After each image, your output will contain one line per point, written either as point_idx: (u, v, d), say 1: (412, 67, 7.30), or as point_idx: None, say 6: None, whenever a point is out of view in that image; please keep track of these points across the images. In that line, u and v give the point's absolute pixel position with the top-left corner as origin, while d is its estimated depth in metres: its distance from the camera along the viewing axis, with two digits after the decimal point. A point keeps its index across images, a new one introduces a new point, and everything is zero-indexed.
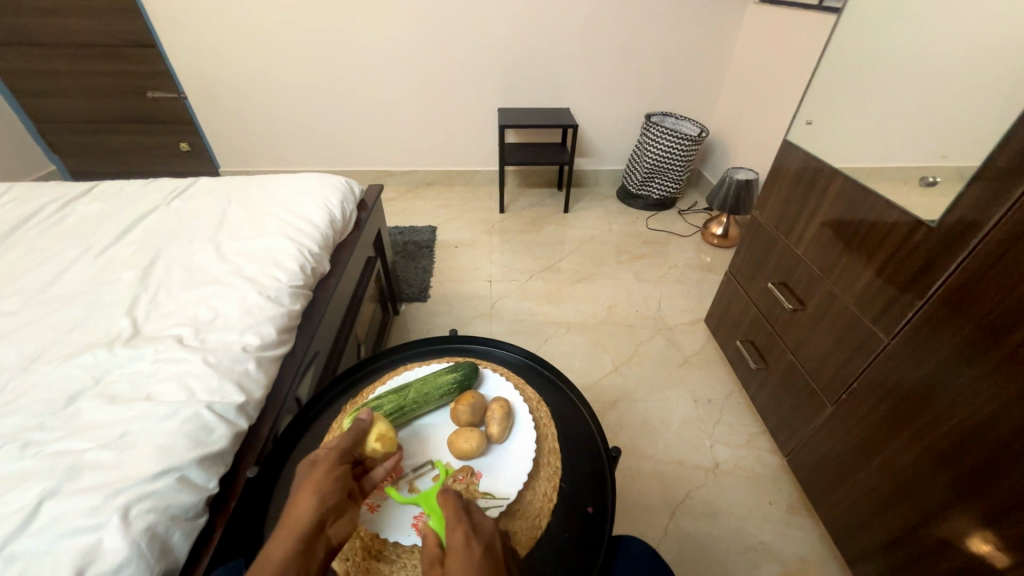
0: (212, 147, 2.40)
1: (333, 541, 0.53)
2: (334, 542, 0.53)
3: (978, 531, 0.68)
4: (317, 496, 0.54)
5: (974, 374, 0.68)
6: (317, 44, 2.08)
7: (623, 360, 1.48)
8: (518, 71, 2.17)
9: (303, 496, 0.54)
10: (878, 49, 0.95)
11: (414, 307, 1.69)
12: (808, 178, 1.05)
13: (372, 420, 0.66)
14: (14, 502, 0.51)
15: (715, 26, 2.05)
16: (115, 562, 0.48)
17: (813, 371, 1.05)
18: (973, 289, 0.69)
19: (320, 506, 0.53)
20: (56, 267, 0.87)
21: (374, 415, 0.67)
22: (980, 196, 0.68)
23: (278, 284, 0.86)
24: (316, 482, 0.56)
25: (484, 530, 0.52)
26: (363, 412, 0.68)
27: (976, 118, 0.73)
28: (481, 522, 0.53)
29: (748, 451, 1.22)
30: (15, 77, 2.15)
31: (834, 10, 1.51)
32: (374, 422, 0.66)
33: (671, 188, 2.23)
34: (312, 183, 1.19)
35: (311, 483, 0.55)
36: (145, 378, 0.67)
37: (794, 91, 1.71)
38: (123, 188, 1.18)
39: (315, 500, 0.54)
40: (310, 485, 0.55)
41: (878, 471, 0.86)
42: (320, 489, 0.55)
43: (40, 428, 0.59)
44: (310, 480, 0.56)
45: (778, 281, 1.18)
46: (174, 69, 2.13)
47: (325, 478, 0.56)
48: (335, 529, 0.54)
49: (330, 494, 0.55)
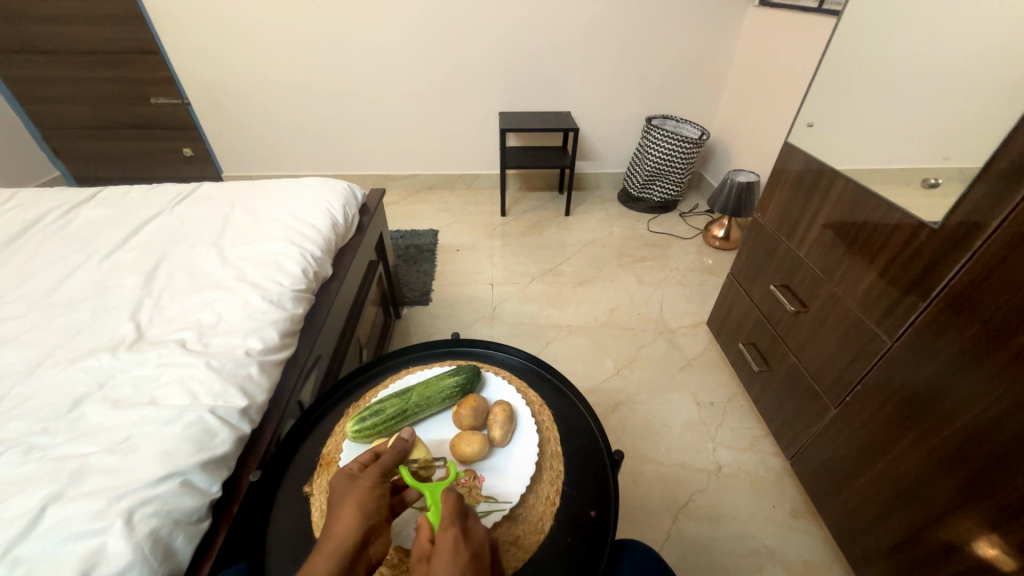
0: (215, 152, 2.42)
1: (374, 558, 0.52)
2: (374, 558, 0.52)
3: (985, 535, 0.68)
4: (363, 514, 0.53)
5: (979, 376, 0.67)
6: (319, 49, 2.09)
7: (625, 362, 1.48)
8: (519, 75, 2.18)
9: (347, 511, 0.53)
10: (878, 51, 0.95)
11: (415, 310, 1.70)
12: (809, 180, 1.05)
13: (413, 441, 0.65)
14: (19, 506, 0.51)
15: (714, 30, 2.06)
16: (119, 566, 0.48)
17: (816, 373, 1.04)
18: (978, 290, 0.68)
19: (365, 524, 0.52)
20: (62, 271, 0.88)
21: (415, 437, 0.67)
22: (984, 196, 0.67)
23: (281, 288, 0.86)
24: (362, 499, 0.54)
25: (474, 536, 0.52)
26: (405, 430, 0.67)
27: (976, 120, 0.73)
28: (473, 529, 0.53)
29: (751, 454, 1.22)
30: (21, 84, 2.17)
31: (834, 12, 1.52)
32: (415, 443, 0.66)
33: (672, 191, 2.23)
34: (314, 188, 1.19)
35: (355, 499, 0.54)
36: (149, 383, 0.67)
37: (794, 93, 1.71)
38: (127, 193, 1.19)
39: (361, 517, 0.52)
40: (356, 501, 0.54)
41: (883, 474, 0.85)
42: (366, 505, 0.54)
43: (44, 432, 0.59)
44: (354, 497, 0.54)
45: (780, 283, 1.18)
46: (178, 75, 2.14)
47: (371, 495, 0.55)
48: (376, 546, 0.53)
49: (375, 512, 0.54)
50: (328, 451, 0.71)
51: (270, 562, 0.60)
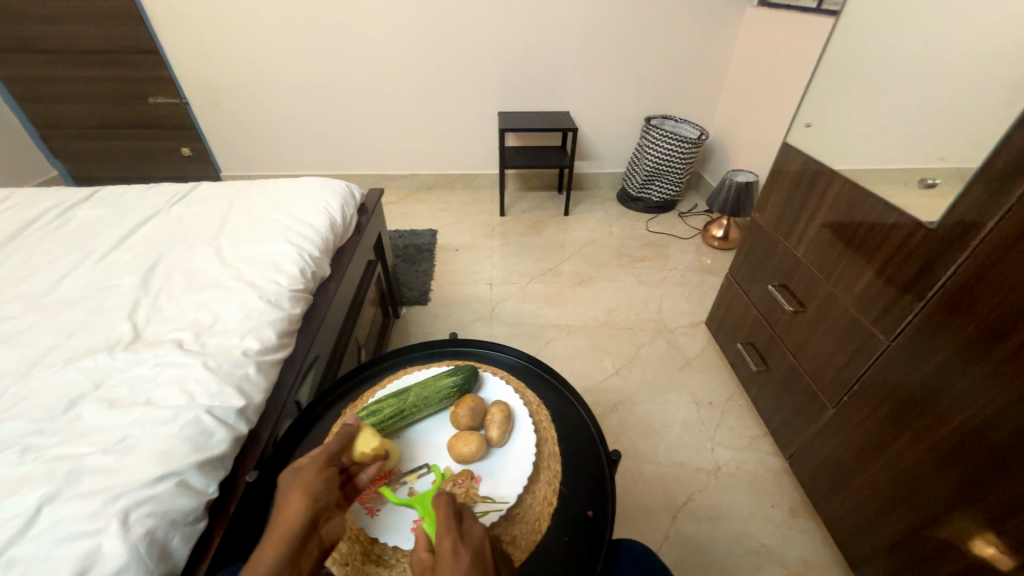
0: (213, 152, 2.42)
1: (326, 540, 0.54)
2: (327, 541, 0.54)
3: (981, 534, 0.68)
4: (311, 497, 0.55)
5: (974, 375, 0.68)
6: (317, 48, 2.08)
7: (624, 362, 1.48)
8: (518, 75, 2.18)
9: (293, 497, 0.54)
10: (878, 51, 0.95)
11: (414, 310, 1.70)
12: (807, 180, 1.05)
13: (359, 424, 0.65)
14: (14, 507, 0.51)
15: (713, 31, 2.06)
16: (114, 567, 0.48)
17: (814, 374, 1.04)
18: (973, 290, 0.68)
19: (311, 508, 0.54)
20: (58, 272, 0.88)
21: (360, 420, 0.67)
22: (979, 197, 0.68)
23: (278, 288, 0.86)
24: (309, 484, 0.56)
25: (472, 537, 0.52)
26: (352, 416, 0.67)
27: (971, 122, 0.74)
28: (470, 529, 0.53)
29: (750, 453, 1.22)
30: (17, 83, 2.16)
31: (832, 12, 1.52)
32: (361, 425, 0.65)
33: (671, 190, 2.23)
34: (313, 188, 1.19)
35: (302, 485, 0.55)
36: (145, 383, 0.67)
37: (792, 92, 1.72)
38: (125, 193, 1.19)
39: (308, 500, 0.54)
40: (303, 486, 0.55)
41: (879, 473, 0.86)
42: (314, 490, 0.55)
43: (40, 432, 0.59)
44: (300, 482, 0.56)
45: (778, 283, 1.18)
46: (176, 75, 2.14)
47: (318, 480, 0.57)
48: (328, 528, 0.55)
49: (323, 494, 0.56)
50: None
51: None
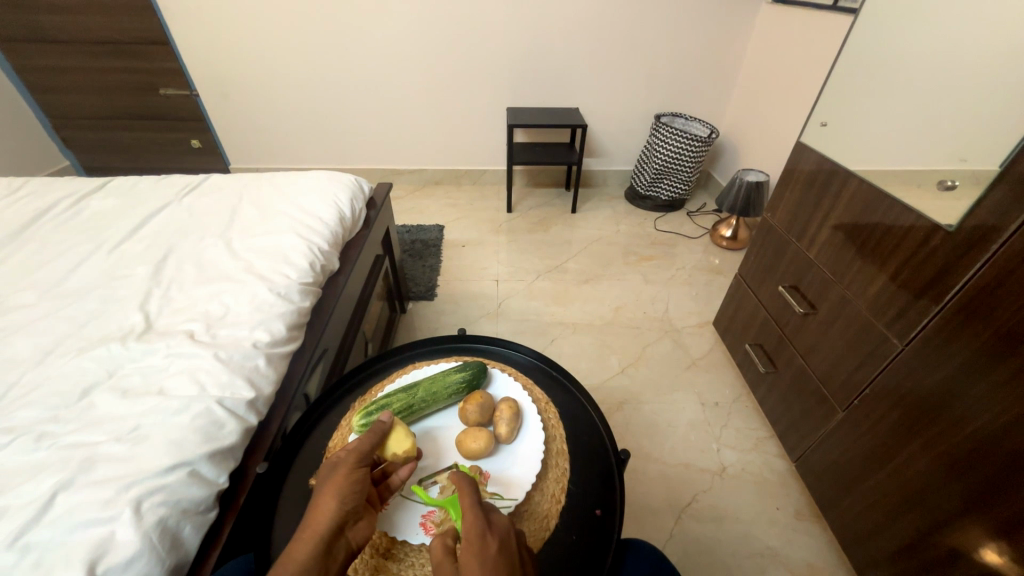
0: (222, 144, 2.42)
1: (353, 544, 0.55)
2: (354, 544, 0.55)
3: (991, 542, 0.67)
4: (342, 499, 0.55)
5: (991, 382, 0.66)
6: (327, 42, 2.08)
7: (630, 361, 1.48)
8: (528, 71, 2.17)
9: (325, 498, 0.55)
10: (897, 50, 0.93)
11: (421, 305, 1.70)
12: (822, 181, 1.04)
13: (392, 423, 0.65)
14: (30, 493, 0.51)
15: (726, 27, 2.03)
16: (127, 555, 0.48)
17: (824, 377, 1.03)
18: (991, 295, 0.67)
19: (343, 509, 0.55)
20: (71, 261, 0.89)
21: (394, 418, 0.67)
22: (1002, 199, 0.66)
23: (288, 281, 0.87)
24: (341, 484, 0.56)
25: (498, 524, 0.52)
26: (385, 413, 0.67)
27: (992, 125, 0.72)
28: (496, 518, 0.53)
29: (756, 455, 1.21)
30: (30, 73, 2.17)
31: (850, 10, 1.49)
32: (394, 425, 0.65)
33: (680, 189, 2.21)
34: (321, 181, 1.19)
35: (335, 485, 0.56)
36: (157, 373, 0.67)
37: (806, 92, 1.69)
38: (136, 183, 1.20)
39: (339, 501, 0.55)
40: (336, 486, 0.56)
41: (889, 478, 0.85)
42: (345, 491, 0.56)
43: (55, 420, 0.60)
44: (334, 482, 0.56)
45: (789, 284, 1.17)
46: (186, 66, 2.15)
47: (350, 481, 0.57)
48: (355, 533, 0.55)
49: (353, 496, 0.56)
50: (334, 444, 0.72)
51: (278, 552, 0.61)
